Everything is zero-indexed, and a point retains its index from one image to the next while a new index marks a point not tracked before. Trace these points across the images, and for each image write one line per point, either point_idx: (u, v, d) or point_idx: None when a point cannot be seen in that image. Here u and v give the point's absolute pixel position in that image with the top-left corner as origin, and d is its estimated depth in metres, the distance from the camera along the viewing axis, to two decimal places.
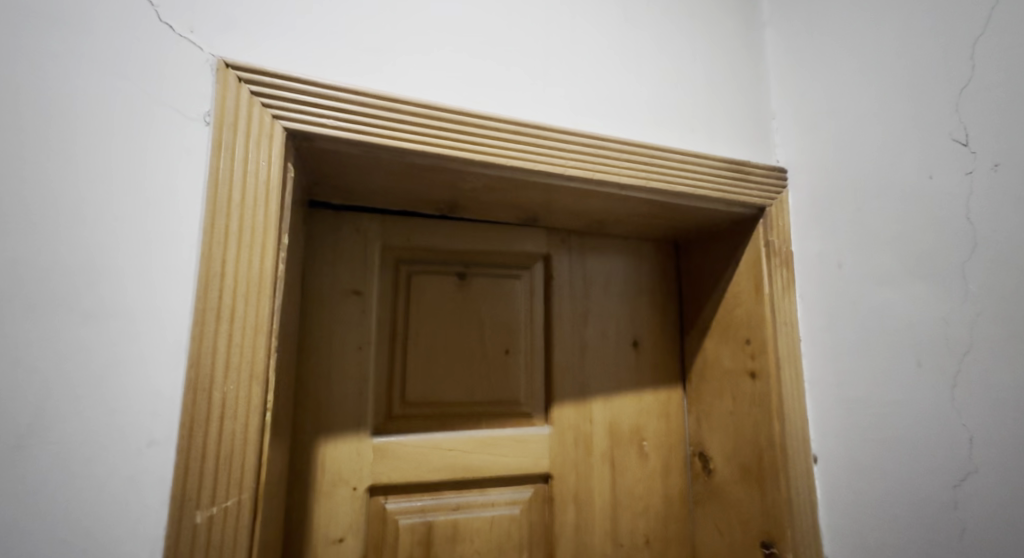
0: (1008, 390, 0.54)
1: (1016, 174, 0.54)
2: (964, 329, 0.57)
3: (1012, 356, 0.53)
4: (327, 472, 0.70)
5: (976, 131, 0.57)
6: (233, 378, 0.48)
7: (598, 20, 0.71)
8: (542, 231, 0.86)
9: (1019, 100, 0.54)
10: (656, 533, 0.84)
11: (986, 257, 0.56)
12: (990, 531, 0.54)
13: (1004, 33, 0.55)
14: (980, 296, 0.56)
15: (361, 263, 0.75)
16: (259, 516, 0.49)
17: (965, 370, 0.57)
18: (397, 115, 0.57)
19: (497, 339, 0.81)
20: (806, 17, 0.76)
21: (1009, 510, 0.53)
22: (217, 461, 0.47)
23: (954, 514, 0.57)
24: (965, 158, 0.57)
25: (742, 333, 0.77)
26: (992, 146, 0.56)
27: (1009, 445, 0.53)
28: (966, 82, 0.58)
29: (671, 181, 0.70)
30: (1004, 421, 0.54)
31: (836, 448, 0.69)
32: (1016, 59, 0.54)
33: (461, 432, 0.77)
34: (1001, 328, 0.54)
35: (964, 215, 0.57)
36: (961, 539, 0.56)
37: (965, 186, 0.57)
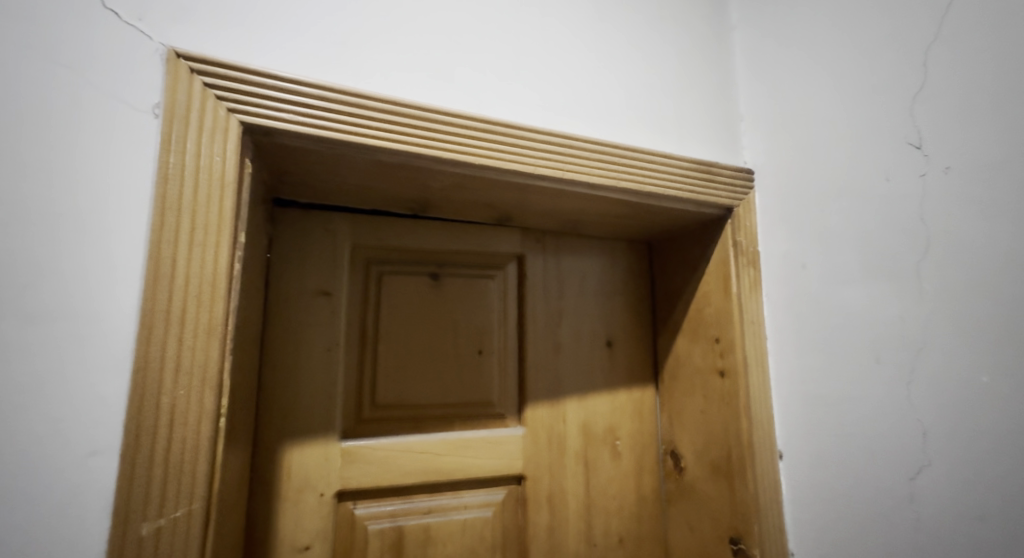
0: (959, 386, 0.55)
1: (966, 177, 0.55)
2: (919, 327, 0.59)
3: (962, 353, 0.55)
4: (292, 479, 0.68)
5: (929, 135, 0.58)
6: (183, 384, 0.46)
7: (569, 19, 0.72)
8: (516, 231, 0.85)
9: (969, 105, 0.56)
10: (629, 531, 0.84)
11: (939, 257, 0.57)
12: (943, 524, 0.56)
13: (955, 39, 0.57)
14: (933, 295, 0.58)
15: (330, 264, 0.74)
16: (212, 525, 0.47)
17: (920, 367, 0.58)
18: (360, 111, 0.56)
19: (469, 341, 0.80)
20: (772, 21, 0.78)
21: (961, 503, 0.55)
22: (165, 470, 0.45)
23: (910, 507, 0.58)
24: (919, 161, 0.59)
25: (712, 332, 0.78)
26: (944, 150, 0.57)
27: (960, 438, 0.55)
28: (920, 87, 0.60)
29: (640, 181, 0.70)
30: (956, 416, 0.55)
31: (801, 444, 0.70)
32: (965, 65, 0.56)
33: (433, 434, 0.76)
34: (953, 327, 0.56)
35: (918, 217, 0.59)
36: (915, 532, 0.58)
37: (919, 189, 0.59)
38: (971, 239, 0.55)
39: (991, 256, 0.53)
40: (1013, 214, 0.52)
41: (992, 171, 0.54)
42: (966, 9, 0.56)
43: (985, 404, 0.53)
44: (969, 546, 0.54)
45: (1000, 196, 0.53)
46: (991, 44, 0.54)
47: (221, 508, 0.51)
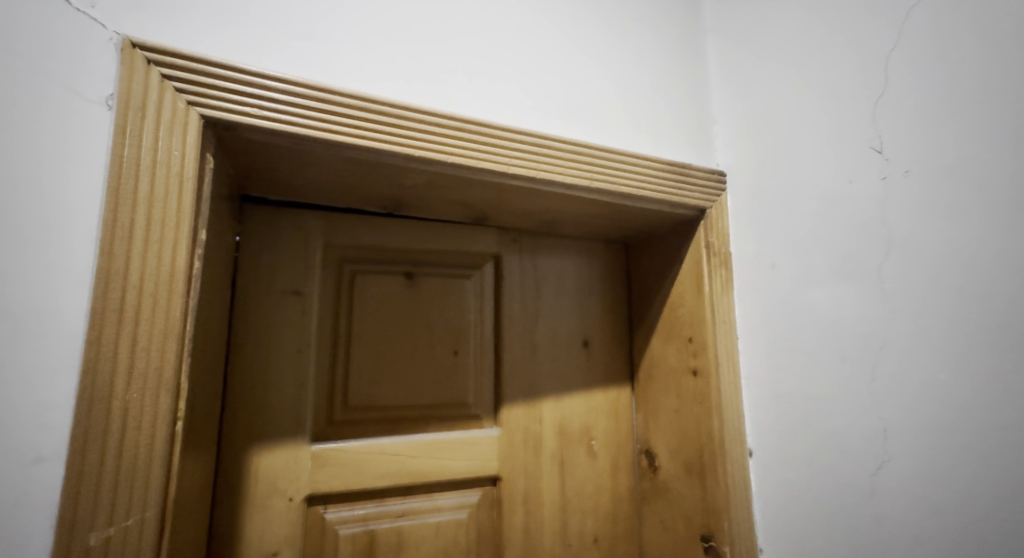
0: (918, 384, 0.57)
1: (925, 180, 0.57)
2: (881, 326, 0.60)
3: (921, 351, 0.57)
4: (260, 483, 0.67)
5: (890, 139, 0.60)
6: (137, 386, 0.45)
7: (544, 19, 0.72)
8: (492, 230, 0.85)
9: (927, 110, 0.57)
10: (605, 530, 0.84)
11: (898, 258, 0.59)
12: (901, 517, 0.57)
13: (914, 47, 0.59)
14: (893, 295, 0.59)
15: (302, 262, 0.72)
16: (167, 532, 0.46)
17: (882, 365, 0.60)
18: (328, 106, 0.55)
19: (445, 341, 0.79)
20: (744, 26, 0.79)
21: (919, 498, 0.56)
22: (116, 476, 0.44)
23: (870, 502, 0.60)
24: (880, 164, 0.61)
25: (685, 332, 0.79)
26: (904, 153, 0.59)
27: (919, 434, 0.56)
28: (882, 93, 0.61)
29: (613, 182, 0.70)
30: (916, 412, 0.57)
31: (770, 442, 0.71)
32: (923, 71, 0.58)
33: (407, 436, 0.75)
34: (913, 326, 0.57)
35: (880, 219, 0.60)
36: (876, 526, 0.59)
37: (881, 191, 0.60)
38: (930, 240, 0.56)
39: (946, 257, 0.55)
40: (967, 217, 0.54)
41: (948, 174, 0.55)
42: (924, 17, 0.58)
43: (941, 401, 0.55)
44: (924, 538, 0.55)
45: (955, 199, 0.55)
46: (948, 52, 0.56)
47: (178, 514, 0.49)
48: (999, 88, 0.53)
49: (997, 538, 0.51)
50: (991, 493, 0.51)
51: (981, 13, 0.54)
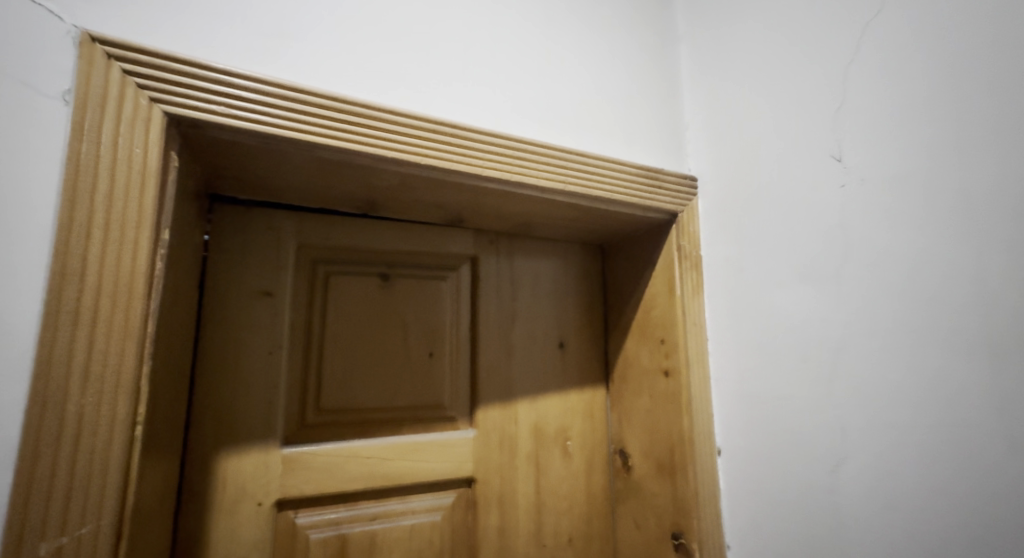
0: (874, 384, 0.59)
1: (880, 188, 0.59)
2: (839, 327, 0.62)
3: (877, 352, 0.59)
4: (227, 488, 0.65)
5: (849, 147, 0.62)
6: (93, 390, 0.44)
7: (519, 24, 0.72)
8: (469, 231, 0.85)
9: (883, 120, 0.59)
10: (579, 530, 0.85)
11: (856, 262, 0.61)
12: (857, 512, 0.59)
13: (871, 59, 0.61)
14: (851, 298, 0.61)
15: (273, 263, 0.71)
16: (124, 541, 0.45)
17: (840, 366, 0.62)
18: (297, 106, 0.55)
19: (420, 343, 0.79)
20: (715, 34, 0.81)
21: (874, 493, 0.58)
22: (70, 483, 0.42)
23: (830, 498, 0.62)
24: (839, 172, 0.63)
25: (658, 334, 0.80)
26: (860, 161, 0.61)
27: (875, 432, 0.58)
28: (841, 103, 0.63)
29: (586, 185, 0.71)
30: (872, 411, 0.59)
31: (737, 441, 0.73)
32: (879, 83, 0.60)
33: (381, 438, 0.74)
34: (870, 327, 0.59)
35: (839, 224, 0.63)
36: (835, 521, 0.61)
37: (840, 198, 0.63)
38: (885, 245, 0.59)
39: (900, 261, 0.57)
40: (920, 224, 0.56)
41: (901, 182, 0.58)
42: (880, 31, 0.60)
43: (896, 399, 0.57)
44: (879, 533, 0.57)
45: (908, 206, 0.57)
46: (901, 65, 0.58)
47: (137, 521, 0.48)
48: (949, 100, 0.55)
49: (946, 531, 0.53)
50: (940, 488, 0.54)
51: (932, 28, 0.56)
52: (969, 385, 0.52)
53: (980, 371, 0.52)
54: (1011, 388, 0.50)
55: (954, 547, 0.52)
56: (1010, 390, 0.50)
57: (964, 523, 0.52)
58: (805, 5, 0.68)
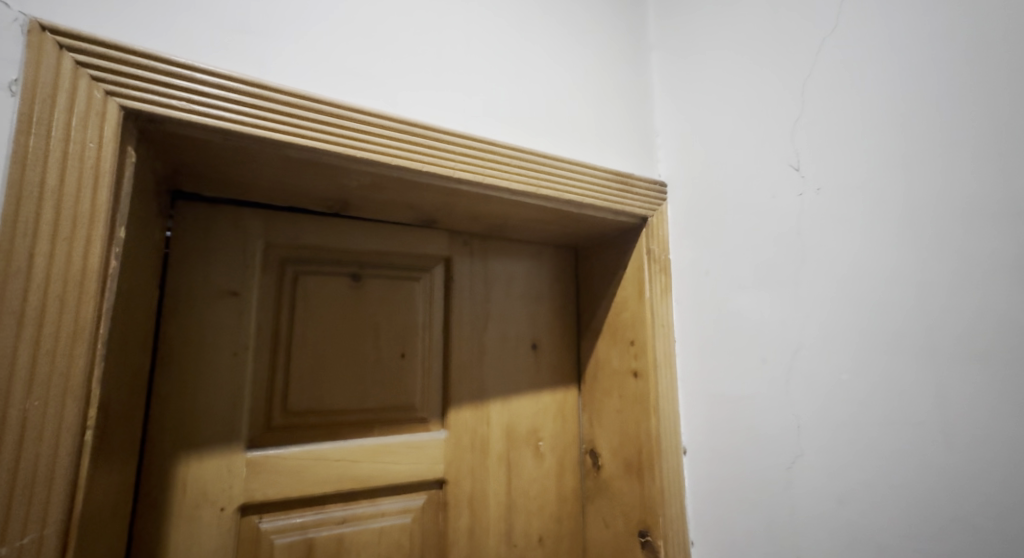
0: (829, 386, 0.61)
1: (835, 197, 0.62)
2: (796, 331, 0.64)
3: (831, 355, 0.61)
4: (188, 492, 0.64)
5: (806, 158, 0.64)
6: (38, 394, 0.42)
7: (492, 28, 0.72)
8: (442, 233, 0.85)
9: (839, 132, 0.62)
10: (549, 530, 0.85)
11: (813, 268, 0.63)
12: (812, 508, 0.61)
13: (828, 73, 0.63)
14: (808, 302, 0.63)
15: (240, 262, 0.70)
16: (70, 550, 0.43)
17: (797, 368, 0.64)
18: (263, 103, 0.54)
19: (391, 344, 0.78)
20: (684, 44, 0.82)
21: (828, 490, 0.60)
22: (11, 491, 0.41)
23: (786, 494, 0.64)
24: (797, 181, 0.65)
25: (628, 335, 0.81)
26: (817, 171, 0.63)
27: (829, 431, 0.60)
28: (799, 115, 0.65)
29: (557, 189, 0.72)
30: (826, 411, 0.61)
31: (701, 440, 0.74)
32: (836, 96, 0.62)
33: (350, 441, 0.74)
34: (825, 331, 0.62)
35: (797, 231, 0.65)
36: (791, 517, 0.63)
37: (798, 206, 0.65)
38: (840, 252, 0.61)
39: (854, 267, 0.59)
40: (872, 231, 0.58)
41: (854, 192, 0.60)
42: (836, 47, 0.63)
43: (850, 400, 0.59)
44: (831, 529, 0.59)
45: (861, 215, 0.59)
46: (856, 79, 0.61)
47: (85, 529, 0.46)
48: (900, 114, 0.57)
49: (892, 526, 0.55)
50: (887, 485, 0.56)
51: (885, 45, 0.59)
52: (914, 387, 0.55)
53: (926, 374, 0.54)
54: (952, 390, 0.52)
55: (899, 542, 0.55)
56: (947, 390, 0.53)
57: (909, 519, 0.54)
58: (769, 18, 0.70)
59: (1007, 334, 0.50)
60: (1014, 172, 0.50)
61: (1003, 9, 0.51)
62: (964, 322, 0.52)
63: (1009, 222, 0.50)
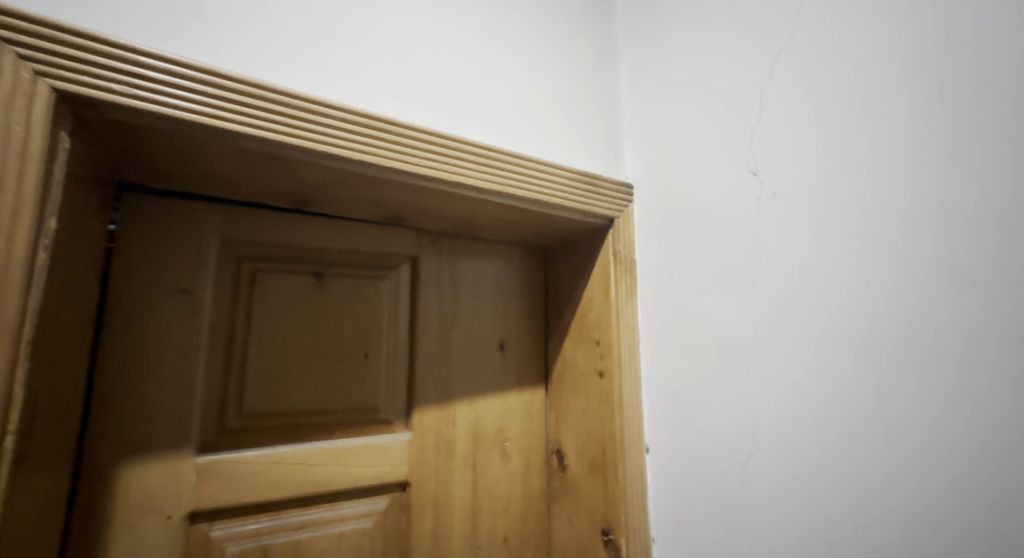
0: (784, 387, 0.62)
1: (790, 202, 0.63)
2: (753, 332, 0.65)
3: (783, 355, 0.62)
4: (131, 501, 0.61)
5: (762, 163, 0.66)
6: None
7: (459, 25, 0.72)
8: (409, 231, 0.83)
9: (795, 137, 0.63)
10: (515, 530, 0.85)
11: (769, 271, 0.64)
12: (765, 506, 0.62)
13: (784, 81, 0.65)
14: (764, 304, 0.64)
15: (192, 258, 0.67)
16: None
17: (754, 368, 0.65)
18: (213, 90, 0.52)
19: (354, 344, 0.76)
20: (651, 48, 0.83)
21: (781, 488, 0.61)
22: None
23: (741, 491, 0.65)
24: (755, 185, 0.66)
25: (593, 335, 0.82)
26: (772, 176, 0.65)
27: (782, 431, 0.62)
28: (757, 121, 0.67)
29: (524, 188, 0.71)
30: (781, 412, 0.62)
31: (664, 440, 0.75)
32: (792, 103, 0.64)
33: (309, 443, 0.71)
34: (779, 334, 0.63)
35: (755, 234, 0.66)
36: (745, 514, 0.64)
37: (755, 210, 0.66)
38: (795, 255, 0.62)
39: (808, 271, 0.61)
40: (826, 235, 0.60)
41: (806, 197, 0.61)
42: (792, 55, 0.64)
43: (804, 400, 0.60)
44: (783, 526, 0.60)
45: (814, 220, 0.61)
46: (809, 87, 0.62)
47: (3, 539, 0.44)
48: (853, 121, 0.59)
49: (839, 523, 0.56)
50: (836, 483, 0.57)
51: (836, 53, 0.60)
52: (861, 387, 0.56)
53: (870, 373, 0.55)
54: (894, 389, 0.54)
55: (846, 539, 0.56)
56: (886, 389, 0.54)
57: (854, 516, 0.55)
58: (730, 23, 0.72)
59: (948, 336, 0.51)
60: (958, 179, 0.51)
61: (947, 21, 0.53)
62: (909, 324, 0.53)
63: (951, 228, 0.52)
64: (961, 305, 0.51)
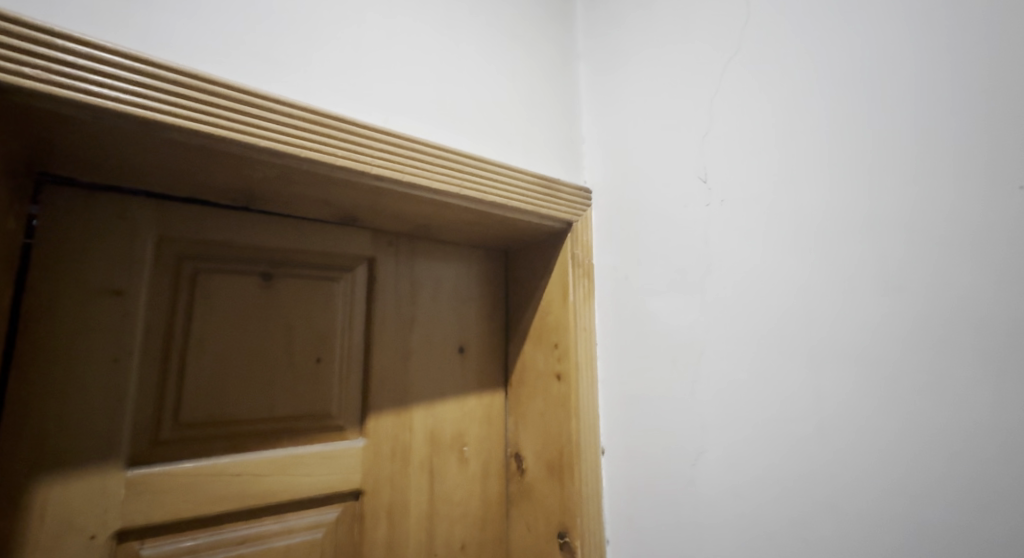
0: (732, 390, 0.63)
1: (738, 208, 0.64)
2: (702, 335, 0.66)
3: (730, 357, 0.63)
4: (49, 519, 0.56)
5: (710, 170, 0.67)
6: None
7: (416, 22, 0.70)
8: (366, 231, 0.80)
9: (743, 145, 0.64)
10: (472, 536, 0.83)
11: (718, 276, 0.65)
12: (713, 506, 0.63)
13: (732, 90, 0.66)
14: (713, 308, 0.65)
15: (124, 258, 0.62)
16: None
17: (703, 371, 0.65)
18: (142, 79, 0.50)
19: (305, 348, 0.73)
20: (609, 53, 0.83)
21: (728, 489, 0.62)
22: None
23: (690, 492, 0.65)
24: (704, 192, 0.67)
25: (552, 338, 0.81)
26: (720, 183, 0.66)
27: (728, 433, 0.62)
28: (707, 129, 0.68)
29: (481, 190, 0.70)
30: (727, 414, 0.63)
31: (620, 442, 0.75)
32: (740, 112, 0.65)
33: (254, 453, 0.68)
34: (727, 336, 0.64)
35: (704, 239, 0.67)
36: (694, 514, 0.65)
37: (705, 216, 0.67)
38: (743, 260, 0.63)
39: (754, 276, 0.62)
40: (773, 241, 0.61)
41: (751, 204, 0.63)
42: (740, 65, 0.66)
43: (751, 401, 0.61)
44: (731, 526, 0.61)
45: (761, 227, 0.62)
46: (755, 96, 0.64)
47: None
48: (798, 130, 0.60)
49: (784, 524, 0.57)
50: (779, 485, 0.58)
51: (780, 64, 0.62)
52: (802, 389, 0.57)
53: (810, 376, 0.57)
54: (832, 391, 0.55)
55: (789, 538, 0.57)
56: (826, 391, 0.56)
57: (796, 515, 0.57)
58: (683, 31, 0.73)
59: (881, 339, 0.53)
60: (893, 187, 0.53)
61: (884, 35, 0.55)
62: (848, 328, 0.55)
63: (885, 235, 0.53)
64: (890, 309, 0.53)
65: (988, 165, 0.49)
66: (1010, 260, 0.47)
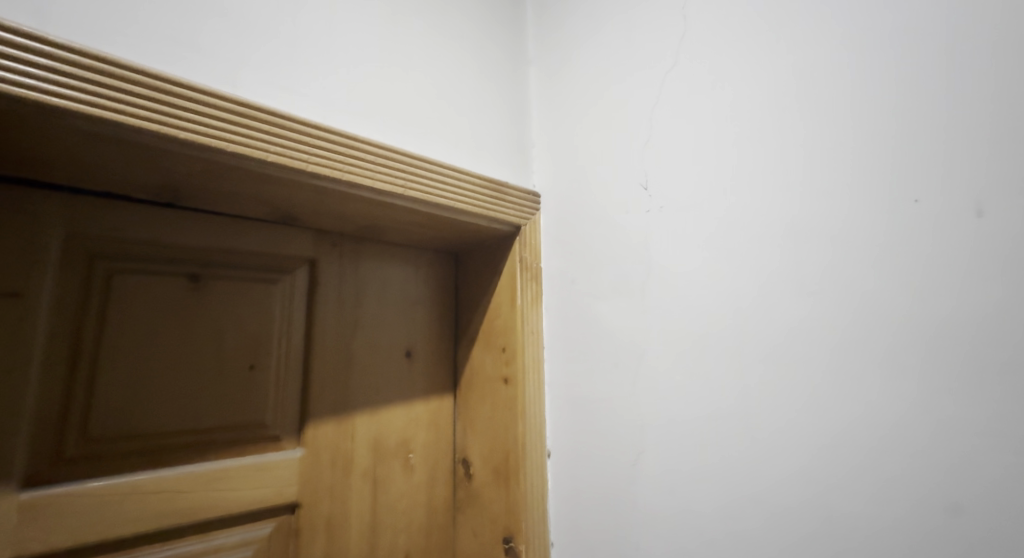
0: (674, 394, 0.63)
1: (678, 215, 0.64)
2: (643, 339, 0.66)
3: (671, 360, 0.63)
4: None
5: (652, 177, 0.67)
6: None
7: (358, 17, 0.67)
8: (307, 231, 0.76)
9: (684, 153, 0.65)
10: (417, 545, 0.80)
11: (660, 281, 0.65)
12: (653, 507, 0.63)
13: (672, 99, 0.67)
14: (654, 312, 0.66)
15: (24, 256, 0.57)
16: None
17: (643, 375, 0.66)
18: (41, 60, 0.45)
19: (237, 354, 0.68)
20: (559, 57, 0.83)
21: (666, 490, 0.62)
22: None
23: (631, 494, 0.65)
24: (646, 199, 0.68)
25: (500, 342, 0.79)
26: (661, 190, 0.66)
27: (669, 436, 0.62)
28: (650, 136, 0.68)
29: (426, 190, 0.67)
30: (668, 417, 0.63)
31: (566, 446, 0.74)
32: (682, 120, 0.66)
33: (175, 469, 0.62)
34: (667, 340, 0.64)
35: (647, 244, 0.67)
36: (635, 516, 0.64)
37: (648, 222, 0.67)
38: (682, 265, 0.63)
39: (694, 281, 0.62)
40: (712, 247, 0.61)
41: (691, 210, 0.63)
42: (681, 74, 0.66)
43: (691, 403, 0.61)
44: (673, 529, 0.61)
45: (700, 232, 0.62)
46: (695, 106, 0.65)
47: None
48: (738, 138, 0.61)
49: (721, 525, 0.58)
50: (717, 487, 0.58)
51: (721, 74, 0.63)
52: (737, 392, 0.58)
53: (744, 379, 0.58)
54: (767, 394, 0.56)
55: (725, 538, 0.57)
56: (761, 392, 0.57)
57: (730, 514, 0.57)
58: (627, 39, 0.73)
59: (811, 343, 0.54)
60: (828, 197, 0.54)
61: (817, 49, 0.57)
62: (782, 332, 0.56)
63: (818, 242, 0.55)
64: (818, 313, 0.54)
65: (911, 175, 0.50)
66: (931, 266, 0.49)
